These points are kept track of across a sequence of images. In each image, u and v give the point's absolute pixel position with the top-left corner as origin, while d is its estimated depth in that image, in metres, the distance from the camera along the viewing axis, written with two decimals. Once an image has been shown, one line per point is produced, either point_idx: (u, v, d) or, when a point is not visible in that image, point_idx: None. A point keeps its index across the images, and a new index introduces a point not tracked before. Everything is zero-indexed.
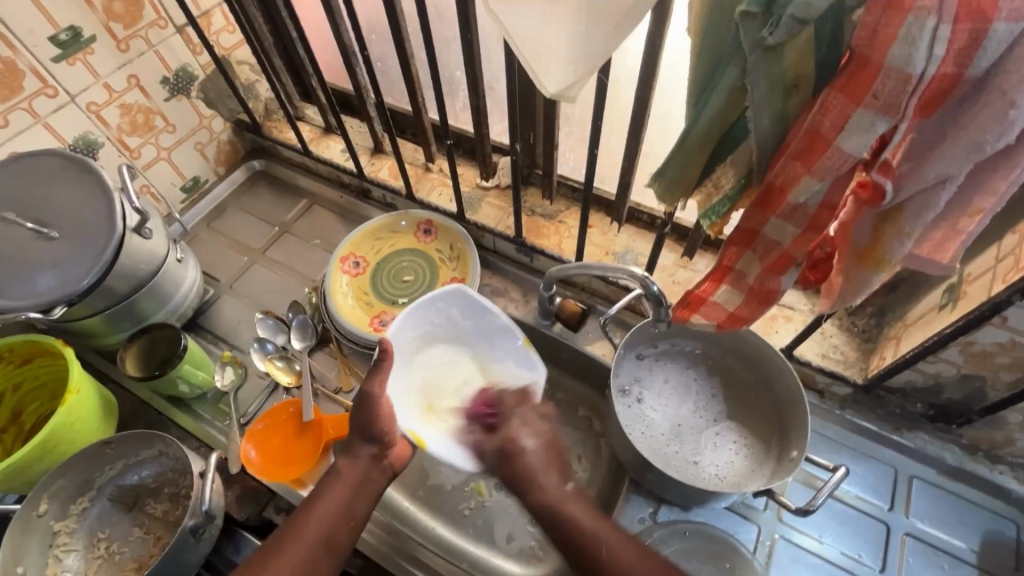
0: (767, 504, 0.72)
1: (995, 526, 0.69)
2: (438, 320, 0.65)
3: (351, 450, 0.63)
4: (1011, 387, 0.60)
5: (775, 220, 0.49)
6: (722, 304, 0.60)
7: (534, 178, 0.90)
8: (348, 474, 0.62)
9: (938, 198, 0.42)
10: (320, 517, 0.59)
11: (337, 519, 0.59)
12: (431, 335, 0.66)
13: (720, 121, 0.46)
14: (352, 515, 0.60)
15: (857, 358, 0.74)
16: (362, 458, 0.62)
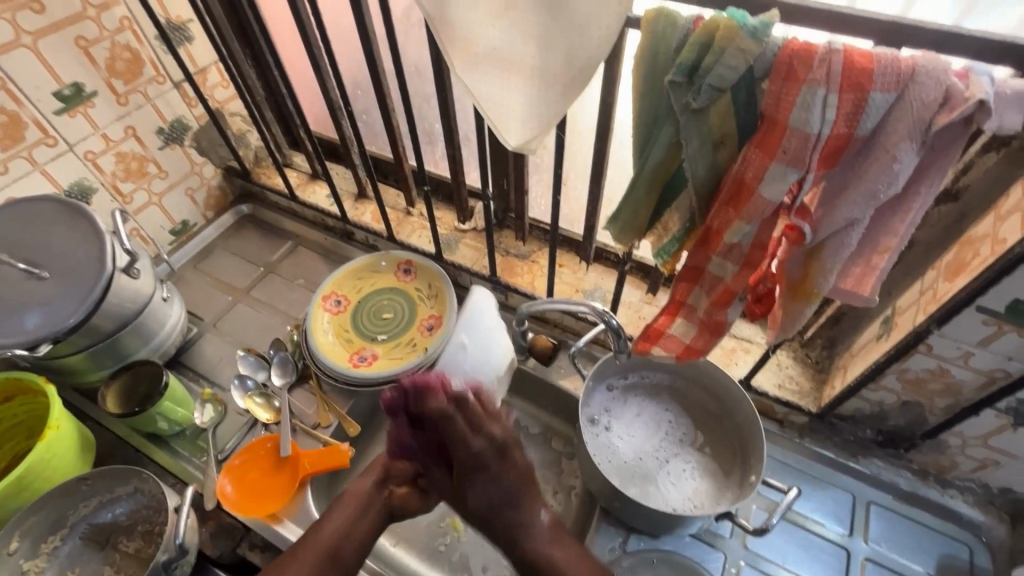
0: (733, 531, 0.74)
1: (950, 550, 0.72)
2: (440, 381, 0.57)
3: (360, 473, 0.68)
4: (947, 410, 0.65)
5: (716, 258, 0.55)
6: (679, 336, 0.65)
7: (508, 222, 0.96)
8: (355, 492, 0.66)
9: (849, 239, 0.47)
10: (335, 525, 0.63)
11: (343, 536, 0.62)
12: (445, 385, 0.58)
13: (662, 170, 0.52)
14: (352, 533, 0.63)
15: (811, 388, 0.79)
16: (367, 481, 0.67)
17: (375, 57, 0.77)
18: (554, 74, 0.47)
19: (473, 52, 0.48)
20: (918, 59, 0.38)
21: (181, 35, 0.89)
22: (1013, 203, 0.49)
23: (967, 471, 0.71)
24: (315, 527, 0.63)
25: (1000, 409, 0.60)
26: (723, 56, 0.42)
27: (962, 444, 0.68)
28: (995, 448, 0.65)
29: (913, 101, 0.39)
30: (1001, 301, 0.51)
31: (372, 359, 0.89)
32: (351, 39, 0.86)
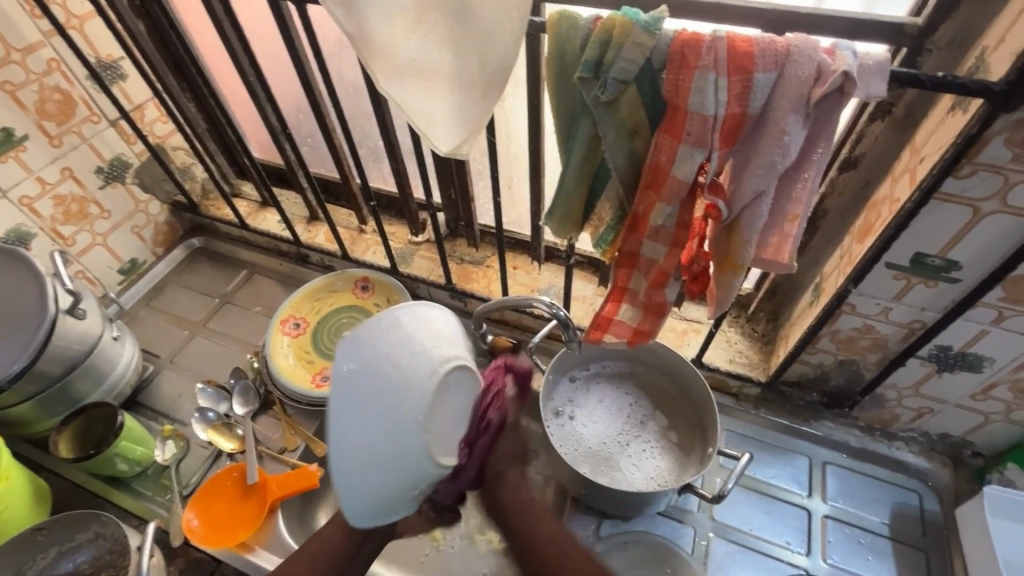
0: (700, 506, 0.76)
1: (902, 498, 0.75)
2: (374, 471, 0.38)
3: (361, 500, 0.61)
4: (879, 364, 0.69)
5: (647, 241, 0.58)
6: (627, 321, 0.68)
7: (460, 231, 0.98)
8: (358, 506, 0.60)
9: (760, 210, 0.51)
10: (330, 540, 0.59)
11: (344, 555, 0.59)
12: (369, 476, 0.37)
13: (587, 162, 0.55)
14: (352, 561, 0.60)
15: (760, 360, 0.82)
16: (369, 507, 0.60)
17: (310, 78, 0.79)
18: (470, 80, 0.50)
19: (394, 62, 0.50)
20: (791, 41, 0.43)
21: (113, 73, 0.89)
22: (904, 166, 0.54)
23: (907, 422, 0.76)
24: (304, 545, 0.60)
25: (923, 357, 0.64)
26: (622, 51, 0.45)
27: (897, 396, 0.72)
28: (927, 395, 0.69)
29: (791, 79, 0.43)
30: (906, 255, 0.55)
31: None
32: (287, 65, 0.88)
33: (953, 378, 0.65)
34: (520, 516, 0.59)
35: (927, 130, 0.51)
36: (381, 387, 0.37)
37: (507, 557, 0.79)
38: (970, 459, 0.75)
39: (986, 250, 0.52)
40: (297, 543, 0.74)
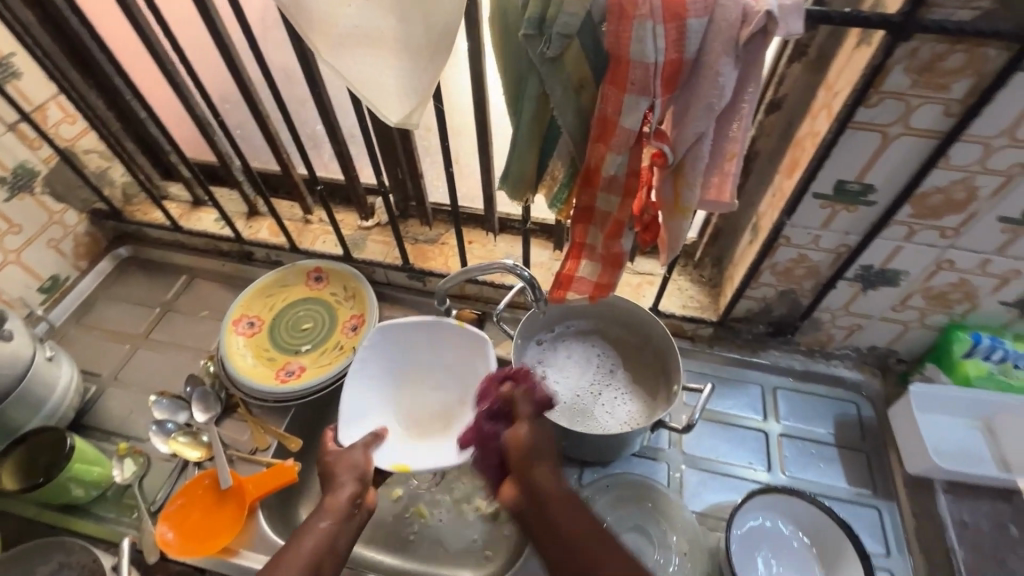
0: (670, 443, 0.82)
1: (843, 409, 0.83)
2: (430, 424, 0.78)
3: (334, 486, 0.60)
4: (814, 290, 0.75)
5: (600, 193, 0.61)
6: (587, 276, 0.71)
7: (410, 211, 0.97)
8: (336, 500, 0.59)
9: (701, 151, 0.54)
10: (314, 540, 0.54)
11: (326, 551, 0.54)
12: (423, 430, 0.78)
13: (537, 121, 0.57)
14: (335, 548, 0.55)
15: (710, 302, 0.88)
16: (343, 498, 0.59)
17: (238, 62, 0.75)
18: (416, 44, 0.50)
19: (336, 32, 0.50)
20: None
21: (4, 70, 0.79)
22: (822, 102, 0.59)
23: (841, 341, 0.84)
24: (291, 543, 0.53)
25: (850, 278, 0.71)
26: (563, 6, 0.47)
27: (832, 317, 0.79)
28: (856, 313, 0.77)
29: (721, 22, 0.46)
30: (829, 184, 0.61)
31: (300, 371, 0.86)
32: (208, 50, 0.83)
33: (876, 293, 0.73)
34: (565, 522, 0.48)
35: (838, 67, 0.57)
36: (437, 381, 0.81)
37: (495, 521, 0.81)
38: (896, 366, 0.84)
39: (895, 172, 0.58)
40: (282, 539, 0.73)
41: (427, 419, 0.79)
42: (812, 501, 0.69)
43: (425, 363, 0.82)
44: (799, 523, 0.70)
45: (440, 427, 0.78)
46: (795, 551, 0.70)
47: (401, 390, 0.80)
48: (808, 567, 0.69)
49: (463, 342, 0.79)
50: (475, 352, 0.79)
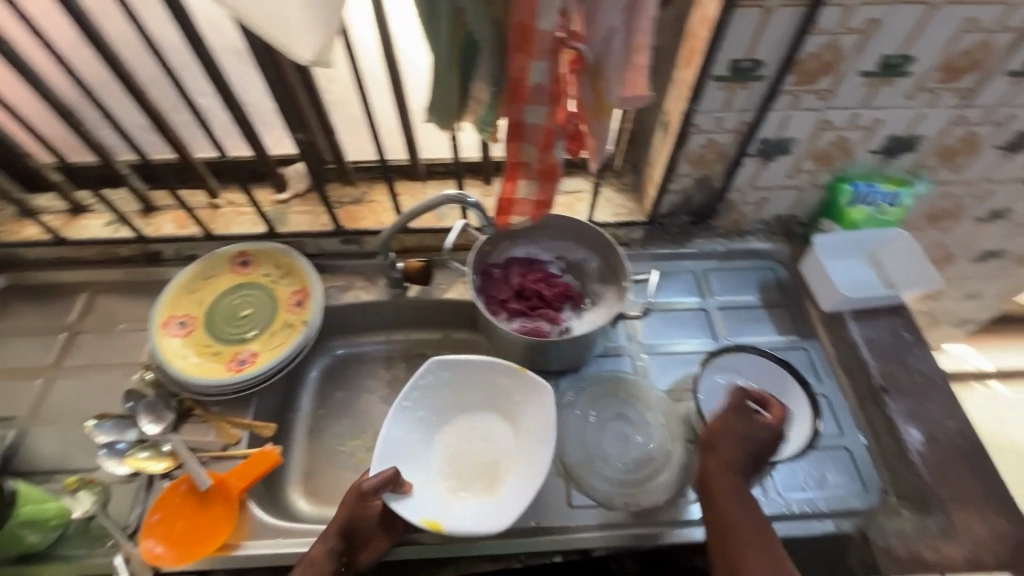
0: (628, 338, 0.89)
1: (763, 275, 0.95)
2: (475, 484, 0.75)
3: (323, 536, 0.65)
4: (725, 172, 0.83)
5: (527, 107, 0.62)
6: (527, 197, 0.73)
7: (329, 174, 0.93)
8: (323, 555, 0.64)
9: (614, 46, 0.58)
10: None
11: None
12: (466, 484, 0.75)
13: (454, 37, 0.57)
14: None
15: (636, 205, 0.94)
16: (330, 552, 0.64)
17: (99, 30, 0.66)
18: None
19: None
20: None
21: None
22: None
23: (752, 217, 0.94)
24: None
25: (752, 154, 0.80)
26: None
27: (742, 195, 0.88)
28: (761, 187, 0.87)
29: None
30: (726, 65, 0.67)
31: (253, 358, 0.82)
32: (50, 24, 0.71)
33: (775, 164, 0.82)
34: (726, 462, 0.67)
35: None
36: (486, 431, 0.80)
37: None
38: (798, 229, 0.96)
39: (777, 44, 0.65)
40: (280, 520, 0.72)
41: (471, 471, 0.77)
42: (758, 352, 0.80)
43: (487, 409, 0.81)
44: (753, 373, 0.81)
45: (484, 481, 0.76)
46: (755, 397, 0.81)
47: (448, 433, 0.80)
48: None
49: (527, 391, 0.78)
50: (537, 402, 0.77)
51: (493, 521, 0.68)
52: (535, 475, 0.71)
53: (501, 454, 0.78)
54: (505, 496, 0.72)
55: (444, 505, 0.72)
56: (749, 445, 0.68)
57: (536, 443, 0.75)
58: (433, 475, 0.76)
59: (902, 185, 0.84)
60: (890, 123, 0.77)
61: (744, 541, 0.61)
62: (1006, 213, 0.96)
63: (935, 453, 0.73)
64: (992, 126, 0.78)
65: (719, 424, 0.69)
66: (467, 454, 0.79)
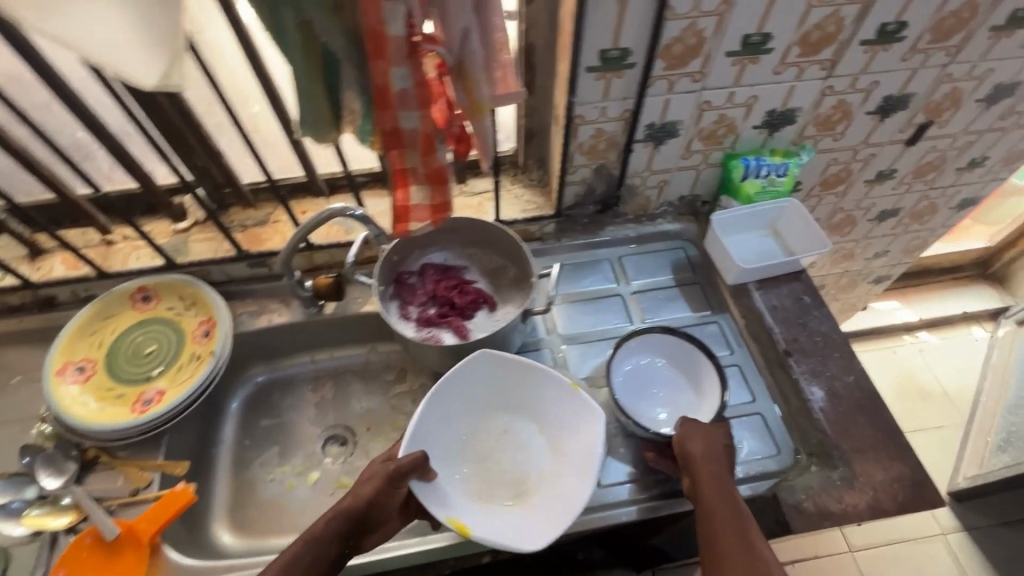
0: (548, 331, 0.89)
1: (674, 256, 0.97)
2: (501, 495, 0.74)
3: (333, 510, 0.64)
4: (619, 160, 0.85)
5: (399, 113, 0.62)
6: (422, 202, 0.73)
7: (229, 198, 0.91)
8: (325, 532, 0.63)
9: (472, 46, 0.58)
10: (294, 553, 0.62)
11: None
12: (490, 493, 0.74)
13: (309, 50, 0.57)
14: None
15: (544, 200, 0.96)
16: (335, 534, 0.64)
17: None
18: None
19: None
20: None
21: None
22: None
23: (657, 200, 0.96)
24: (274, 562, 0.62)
25: (641, 139, 0.82)
26: None
27: (642, 180, 0.91)
28: (658, 170, 0.89)
29: None
30: (594, 55, 0.69)
31: (159, 396, 0.79)
32: None
33: (666, 147, 0.84)
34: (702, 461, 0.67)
35: None
36: (518, 442, 0.78)
37: None
38: (703, 208, 0.99)
39: (639, 32, 0.67)
40: (197, 561, 0.69)
41: (497, 480, 0.75)
42: (668, 331, 0.82)
43: (529, 419, 0.80)
44: (662, 352, 0.84)
45: (509, 493, 0.74)
46: (664, 375, 0.83)
47: (479, 435, 0.79)
48: (675, 383, 0.82)
49: (570, 407, 0.76)
50: (584, 417, 0.75)
51: (522, 537, 0.66)
52: (574, 496, 0.69)
53: (535, 472, 0.76)
54: (535, 515, 0.70)
55: (462, 506, 0.70)
56: (722, 451, 0.68)
57: (575, 465, 0.73)
58: (459, 474, 0.75)
59: (788, 156, 0.88)
60: (765, 98, 0.80)
61: (732, 554, 0.60)
62: (893, 173, 1.02)
63: (836, 408, 0.76)
64: (860, 93, 0.82)
65: (687, 431, 0.70)
66: (496, 462, 0.77)
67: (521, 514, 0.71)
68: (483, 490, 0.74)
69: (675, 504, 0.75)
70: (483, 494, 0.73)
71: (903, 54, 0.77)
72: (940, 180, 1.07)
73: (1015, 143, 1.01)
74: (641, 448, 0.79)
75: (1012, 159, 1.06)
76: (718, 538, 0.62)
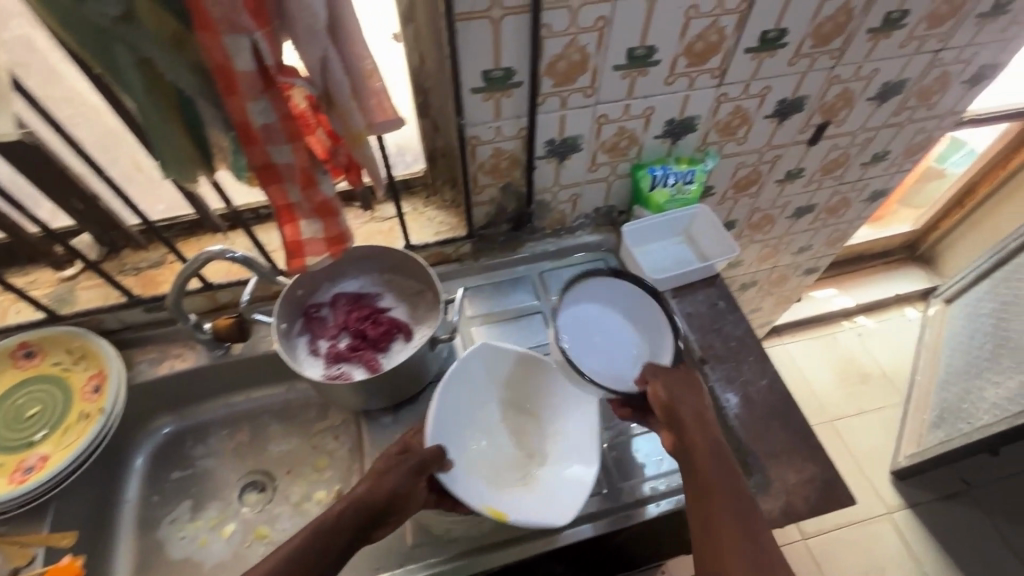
0: (468, 355, 0.87)
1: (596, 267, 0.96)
2: (509, 478, 0.70)
3: (347, 496, 0.60)
4: (525, 177, 0.84)
5: (268, 147, 0.59)
6: (314, 236, 0.70)
7: (119, 240, 0.85)
8: (333, 516, 0.58)
9: (336, 76, 0.56)
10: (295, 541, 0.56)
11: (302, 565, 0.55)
12: (498, 477, 0.70)
13: (155, 89, 0.53)
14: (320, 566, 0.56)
15: (458, 220, 0.93)
16: (346, 517, 0.59)
17: None
18: None
19: None
20: None
21: None
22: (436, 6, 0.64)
23: (573, 213, 0.96)
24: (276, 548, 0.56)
25: (543, 156, 0.81)
26: None
27: (553, 195, 0.90)
28: (568, 185, 0.89)
29: None
30: (477, 77, 0.67)
31: (42, 463, 0.72)
32: None
33: (570, 161, 0.84)
34: (688, 414, 0.64)
35: None
36: (512, 426, 0.76)
37: None
38: (620, 218, 0.99)
39: (520, 51, 0.66)
40: None
41: (502, 463, 0.72)
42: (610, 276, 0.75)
43: (520, 397, 0.77)
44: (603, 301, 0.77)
45: (515, 474, 0.71)
46: (613, 327, 0.76)
47: (477, 417, 0.74)
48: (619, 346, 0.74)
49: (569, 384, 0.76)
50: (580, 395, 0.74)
51: (551, 515, 0.64)
52: (588, 475, 0.68)
53: (539, 452, 0.74)
54: (546, 492, 0.68)
55: (483, 492, 0.66)
56: (698, 401, 0.66)
57: (577, 437, 0.73)
58: (467, 459, 0.70)
59: (693, 163, 0.89)
60: (662, 108, 0.80)
61: (721, 503, 0.58)
62: (802, 172, 1.04)
63: (751, 414, 0.76)
64: (754, 98, 0.83)
65: (667, 384, 0.66)
66: (497, 445, 0.73)
67: (535, 493, 0.69)
68: (490, 475, 0.70)
69: (630, 514, 0.71)
70: (493, 478, 0.69)
71: (789, 60, 0.78)
72: (848, 175, 1.10)
73: (913, 136, 1.05)
74: None
75: (913, 151, 1.10)
76: (714, 489, 0.59)
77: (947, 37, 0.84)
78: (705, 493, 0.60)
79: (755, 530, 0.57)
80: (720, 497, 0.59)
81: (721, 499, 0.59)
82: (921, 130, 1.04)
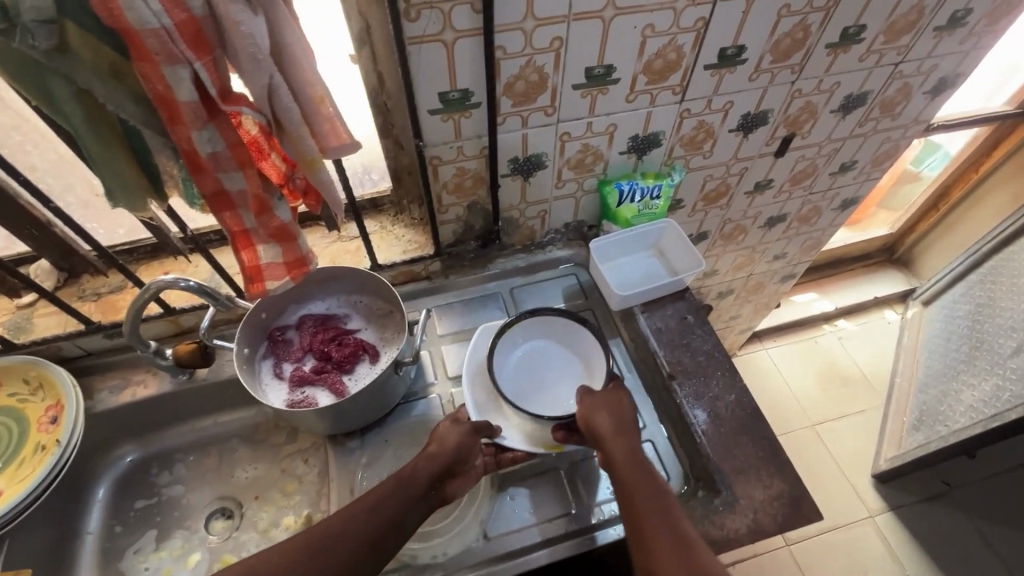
0: (437, 375, 0.86)
1: (566, 282, 0.96)
2: None
3: (402, 474, 0.65)
4: (490, 195, 0.84)
5: (218, 175, 0.58)
6: (274, 260, 0.68)
7: (78, 266, 0.84)
8: (398, 489, 0.63)
9: (284, 102, 0.55)
10: (359, 523, 0.60)
11: (372, 539, 0.60)
12: None
13: (95, 118, 0.52)
14: (387, 536, 0.61)
15: (427, 238, 0.93)
16: (406, 491, 0.63)
17: None
18: None
19: None
20: None
21: None
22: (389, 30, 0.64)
23: (543, 229, 0.95)
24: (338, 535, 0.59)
25: (507, 174, 0.81)
26: None
27: (520, 212, 0.89)
28: (534, 201, 0.88)
29: None
30: (434, 99, 0.67)
31: None
32: None
33: (535, 178, 0.83)
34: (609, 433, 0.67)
35: None
36: None
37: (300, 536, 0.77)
38: (590, 232, 0.98)
39: (475, 73, 0.66)
40: None
41: None
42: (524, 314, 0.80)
43: None
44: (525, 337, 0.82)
45: None
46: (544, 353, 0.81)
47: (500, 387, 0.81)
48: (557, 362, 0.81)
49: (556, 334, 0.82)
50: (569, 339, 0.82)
51: None
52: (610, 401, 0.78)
53: None
54: None
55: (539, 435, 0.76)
56: (624, 415, 0.69)
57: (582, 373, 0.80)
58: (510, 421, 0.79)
59: (660, 178, 0.89)
60: (624, 125, 0.80)
61: (649, 512, 0.60)
62: (770, 183, 1.05)
63: (718, 430, 0.76)
64: (717, 113, 0.83)
65: (591, 403, 0.69)
66: None
67: None
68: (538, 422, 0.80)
69: (596, 536, 0.69)
70: None
71: (749, 75, 0.79)
72: (817, 184, 1.11)
73: (879, 145, 1.06)
74: (541, 484, 0.74)
75: (880, 160, 1.11)
76: (639, 504, 0.61)
77: (906, 49, 0.84)
78: (632, 508, 0.61)
79: (681, 539, 0.58)
80: (643, 510, 0.61)
81: (645, 514, 0.60)
82: (887, 139, 1.05)
